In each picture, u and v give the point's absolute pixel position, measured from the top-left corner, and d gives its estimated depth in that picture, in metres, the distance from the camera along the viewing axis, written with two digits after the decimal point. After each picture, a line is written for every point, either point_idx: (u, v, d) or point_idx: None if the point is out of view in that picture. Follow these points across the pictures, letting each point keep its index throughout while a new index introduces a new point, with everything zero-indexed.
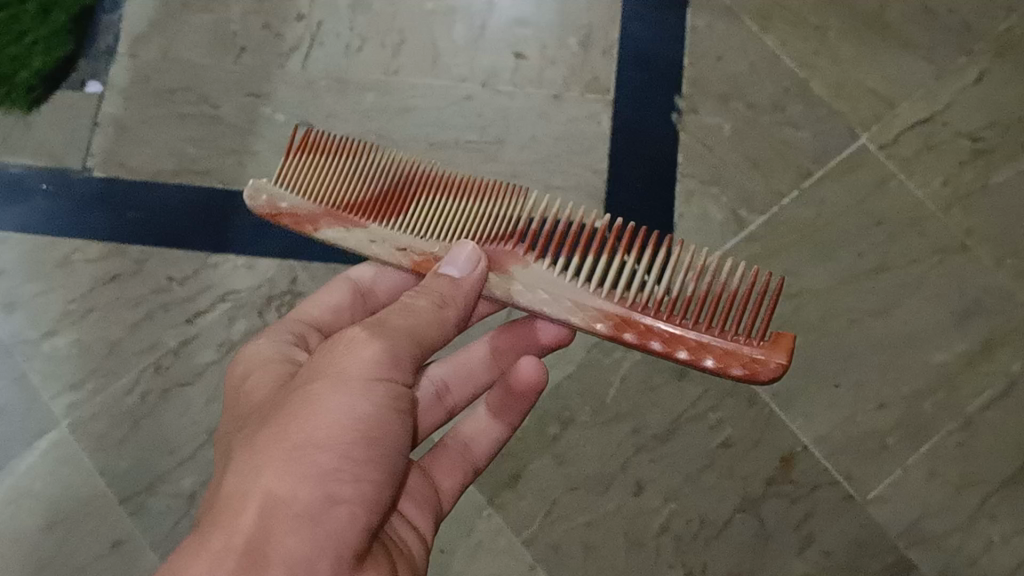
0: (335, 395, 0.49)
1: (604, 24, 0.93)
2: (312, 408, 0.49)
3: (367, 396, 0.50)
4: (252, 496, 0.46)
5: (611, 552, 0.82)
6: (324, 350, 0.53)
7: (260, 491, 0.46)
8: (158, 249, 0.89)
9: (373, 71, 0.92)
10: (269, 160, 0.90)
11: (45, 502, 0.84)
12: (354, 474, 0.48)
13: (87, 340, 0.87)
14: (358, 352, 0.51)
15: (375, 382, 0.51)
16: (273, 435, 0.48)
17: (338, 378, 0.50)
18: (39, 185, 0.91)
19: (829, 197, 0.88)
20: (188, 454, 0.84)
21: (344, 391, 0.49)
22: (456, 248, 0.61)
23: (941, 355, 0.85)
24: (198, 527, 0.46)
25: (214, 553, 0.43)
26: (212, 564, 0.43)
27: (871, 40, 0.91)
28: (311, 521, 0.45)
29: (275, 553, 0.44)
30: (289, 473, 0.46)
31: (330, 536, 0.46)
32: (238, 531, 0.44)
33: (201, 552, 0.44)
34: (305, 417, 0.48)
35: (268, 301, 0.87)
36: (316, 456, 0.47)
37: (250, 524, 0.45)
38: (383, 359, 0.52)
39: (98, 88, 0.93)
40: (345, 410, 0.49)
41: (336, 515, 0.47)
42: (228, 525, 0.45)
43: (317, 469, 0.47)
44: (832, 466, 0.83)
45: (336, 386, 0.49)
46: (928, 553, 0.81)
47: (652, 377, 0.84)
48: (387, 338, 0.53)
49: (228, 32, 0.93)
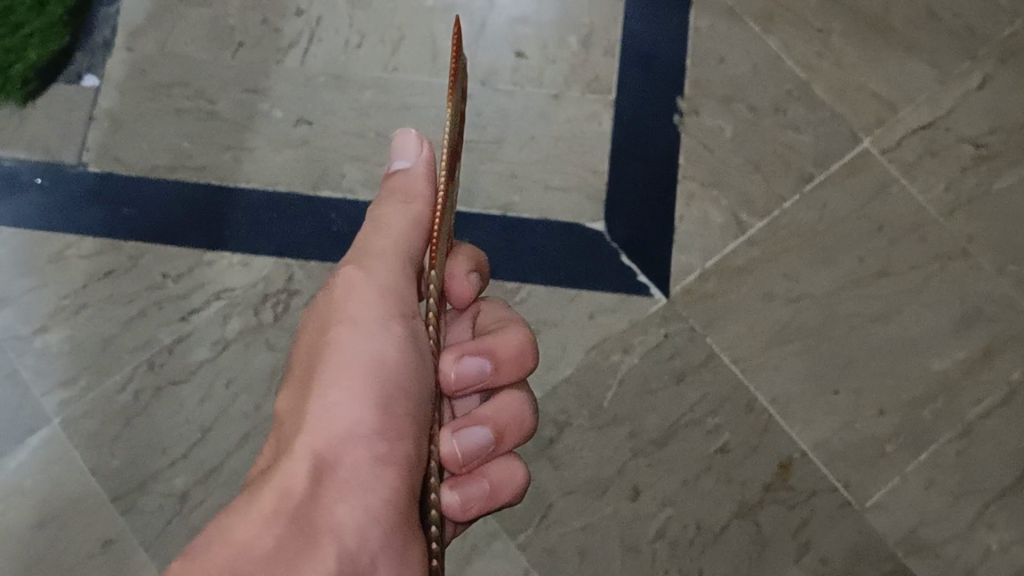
0: (356, 347, 0.52)
1: (605, 24, 0.92)
2: (337, 363, 0.52)
3: (383, 337, 0.53)
4: (300, 456, 0.47)
5: (606, 557, 0.81)
6: (327, 305, 0.56)
7: (307, 450, 0.47)
8: (152, 246, 0.88)
9: (373, 68, 0.91)
10: (265, 158, 0.90)
11: (34, 501, 0.83)
12: (391, 425, 0.50)
13: (80, 337, 0.86)
14: (363, 298, 0.54)
15: (386, 323, 0.53)
16: (308, 403, 0.50)
17: (353, 326, 0.53)
18: (33, 178, 0.89)
19: (830, 201, 0.87)
20: (181, 453, 0.84)
21: (362, 339, 0.53)
22: (399, 142, 0.60)
23: (941, 361, 0.84)
24: (245, 489, 0.46)
25: (267, 509, 0.44)
26: (264, 522, 0.43)
27: (874, 43, 0.91)
28: (363, 476, 0.47)
29: (332, 511, 0.45)
30: (330, 437, 0.48)
31: (382, 488, 0.47)
32: (289, 490, 0.45)
33: (251, 514, 0.44)
34: (335, 377, 0.51)
35: (264, 299, 0.86)
36: (352, 414, 0.50)
37: (303, 482, 0.45)
38: (383, 297, 0.54)
39: (94, 82, 0.91)
40: (367, 357, 0.52)
41: (387, 467, 0.48)
42: (280, 482, 0.45)
43: (358, 426, 0.49)
44: (830, 472, 0.82)
45: (356, 333, 0.53)
46: (926, 561, 0.80)
47: (651, 381, 0.84)
48: (379, 273, 0.55)
49: (225, 27, 0.92)
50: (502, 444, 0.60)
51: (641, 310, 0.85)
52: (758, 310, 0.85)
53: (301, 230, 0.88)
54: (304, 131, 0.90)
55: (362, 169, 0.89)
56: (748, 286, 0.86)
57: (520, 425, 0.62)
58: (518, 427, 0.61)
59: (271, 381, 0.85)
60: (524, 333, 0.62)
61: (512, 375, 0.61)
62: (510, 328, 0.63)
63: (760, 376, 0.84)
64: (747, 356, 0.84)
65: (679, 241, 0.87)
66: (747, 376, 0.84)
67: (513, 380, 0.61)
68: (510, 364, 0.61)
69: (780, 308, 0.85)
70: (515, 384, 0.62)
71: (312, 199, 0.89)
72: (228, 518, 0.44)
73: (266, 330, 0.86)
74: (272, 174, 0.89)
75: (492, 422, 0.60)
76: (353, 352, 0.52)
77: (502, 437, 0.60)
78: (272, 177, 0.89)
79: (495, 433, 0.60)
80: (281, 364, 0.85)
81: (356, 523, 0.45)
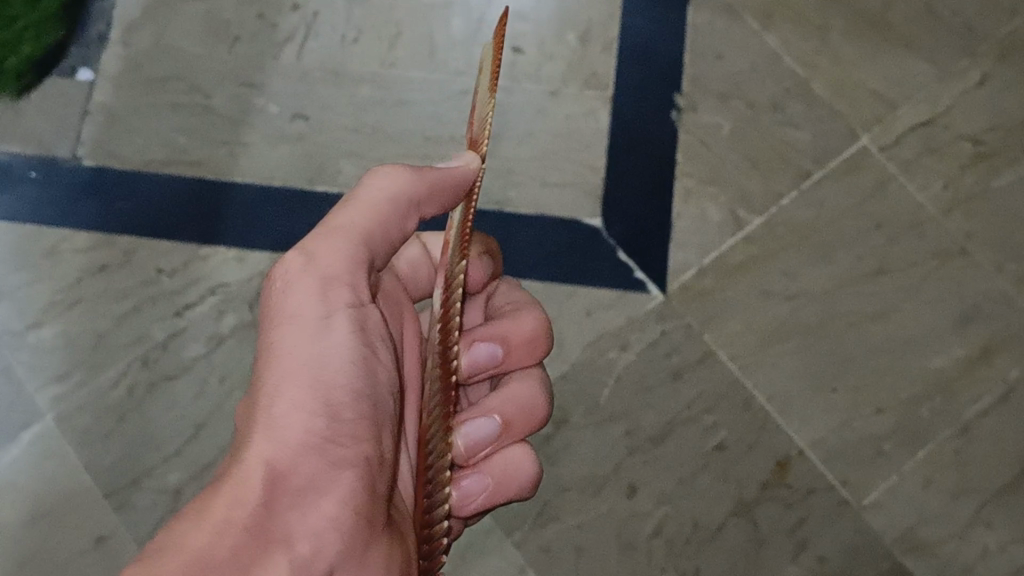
0: (298, 342, 0.48)
1: (603, 20, 0.92)
2: (283, 361, 0.47)
3: (330, 333, 0.48)
4: (250, 466, 0.43)
5: (603, 555, 0.80)
6: (266, 294, 0.50)
7: (257, 460, 0.43)
8: (147, 240, 0.87)
9: (369, 63, 0.91)
10: (262, 153, 0.89)
11: (26, 497, 0.82)
12: (344, 428, 0.46)
13: (74, 332, 0.85)
14: (306, 284, 0.49)
15: (336, 316, 0.49)
16: (253, 408, 0.46)
17: (301, 320, 0.48)
18: (27, 172, 0.89)
19: (829, 198, 0.87)
20: (175, 449, 0.83)
21: (307, 335, 0.48)
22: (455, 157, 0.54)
23: (939, 359, 0.84)
24: (193, 500, 0.42)
25: (219, 523, 0.40)
26: (218, 536, 0.40)
27: (873, 40, 0.90)
28: (318, 484, 0.44)
29: (288, 526, 0.42)
30: (279, 445, 0.44)
31: (338, 495, 0.44)
32: (242, 503, 0.41)
33: (201, 521, 0.40)
34: (280, 378, 0.46)
35: (259, 295, 0.86)
36: (302, 418, 0.45)
37: (256, 492, 0.42)
38: (328, 284, 0.49)
39: (90, 76, 0.91)
40: (316, 353, 0.47)
41: (341, 473, 0.45)
42: (230, 494, 0.42)
43: (308, 432, 0.45)
44: (828, 470, 0.82)
45: (301, 326, 0.48)
46: (923, 560, 0.80)
47: (648, 378, 0.83)
48: (328, 255, 0.49)
49: (222, 22, 0.92)
50: (512, 433, 0.58)
51: (638, 307, 0.85)
52: (756, 307, 0.85)
53: (296, 226, 0.87)
54: (300, 126, 0.90)
55: (358, 164, 0.89)
56: (745, 283, 0.85)
57: (532, 413, 0.59)
58: (530, 415, 0.59)
59: None
60: (538, 317, 0.62)
61: (525, 360, 0.60)
62: (524, 312, 0.62)
63: (757, 373, 0.84)
64: (744, 353, 0.84)
65: (676, 238, 0.87)
66: (744, 374, 0.83)
67: (527, 365, 0.61)
68: (522, 349, 0.61)
69: (778, 306, 0.85)
70: (529, 369, 0.61)
71: (308, 194, 0.88)
72: (178, 529, 0.40)
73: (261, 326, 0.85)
74: (268, 169, 0.89)
75: (500, 410, 0.58)
76: (295, 347, 0.47)
77: (511, 425, 0.58)
78: (267, 172, 0.89)
79: (503, 422, 0.58)
80: None
81: (313, 535, 0.43)
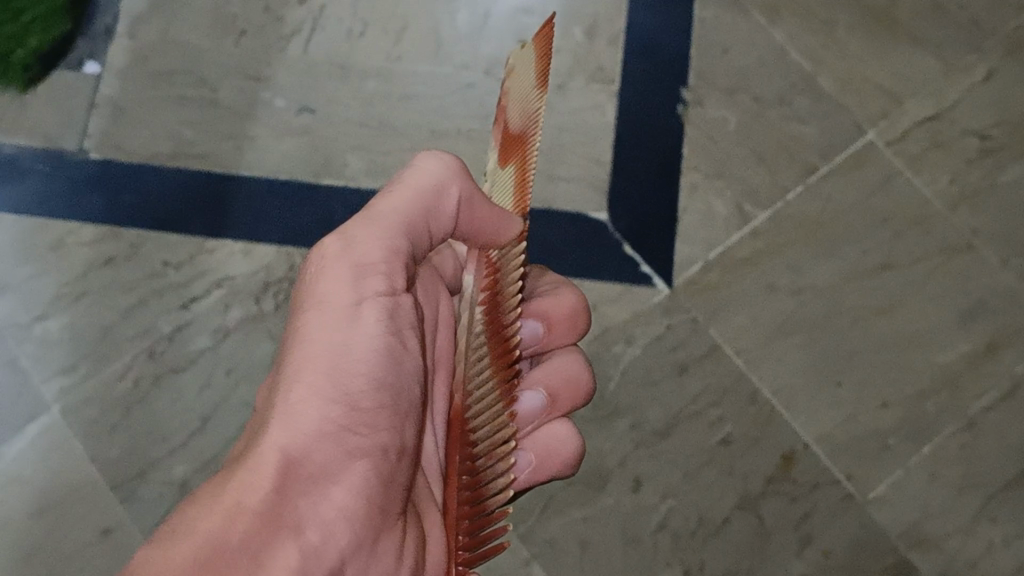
0: (325, 328, 0.48)
1: (609, 14, 0.92)
2: (308, 348, 0.47)
3: (358, 321, 0.48)
4: (266, 450, 0.43)
5: (608, 549, 0.80)
6: (301, 278, 0.51)
7: (274, 445, 0.44)
8: (153, 233, 0.88)
9: (375, 57, 0.91)
10: (267, 146, 0.89)
11: (33, 490, 0.82)
12: (365, 418, 0.47)
13: (80, 325, 0.85)
14: (338, 271, 0.49)
15: (364, 304, 0.49)
16: (275, 392, 0.46)
17: (330, 308, 0.48)
18: (35, 165, 0.89)
19: (835, 193, 0.87)
20: (181, 442, 0.83)
21: (336, 322, 0.48)
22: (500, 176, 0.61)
23: (944, 354, 0.84)
24: (210, 481, 0.43)
25: (230, 509, 0.40)
26: (228, 520, 0.40)
27: (880, 35, 0.90)
28: (331, 473, 0.44)
29: (301, 515, 0.42)
30: (297, 432, 0.44)
31: (351, 485, 0.45)
32: (254, 487, 0.42)
33: (212, 507, 0.41)
34: (303, 363, 0.47)
35: (265, 288, 0.86)
36: (322, 406, 0.45)
37: (270, 477, 0.42)
38: (360, 272, 0.49)
39: (96, 69, 0.91)
40: (343, 343, 0.48)
41: (356, 463, 0.45)
42: (245, 478, 0.42)
43: (327, 421, 0.45)
44: (833, 465, 0.82)
45: (329, 314, 0.48)
46: (928, 554, 0.80)
47: (653, 372, 0.83)
48: (363, 242, 0.50)
49: (228, 15, 0.92)
50: (558, 407, 0.64)
51: (643, 301, 0.85)
52: (761, 302, 0.85)
53: (301, 220, 0.87)
54: (306, 120, 0.90)
55: (364, 158, 0.89)
56: (750, 278, 0.85)
57: (576, 388, 0.65)
58: (574, 389, 0.65)
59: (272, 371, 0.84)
60: (578, 296, 0.67)
61: (565, 338, 0.66)
62: (562, 292, 0.67)
63: (763, 367, 0.84)
64: (750, 348, 0.84)
65: (681, 232, 0.87)
66: (749, 368, 0.83)
67: (567, 343, 0.66)
68: (563, 327, 0.66)
69: (783, 300, 0.85)
70: (569, 347, 0.66)
71: (314, 187, 0.88)
72: (189, 511, 0.40)
73: (268, 319, 0.85)
74: (274, 163, 0.89)
75: (545, 384, 0.64)
76: (322, 333, 0.48)
77: (557, 399, 0.64)
78: (273, 166, 0.89)
79: (548, 396, 0.64)
80: None
81: (324, 524, 0.43)
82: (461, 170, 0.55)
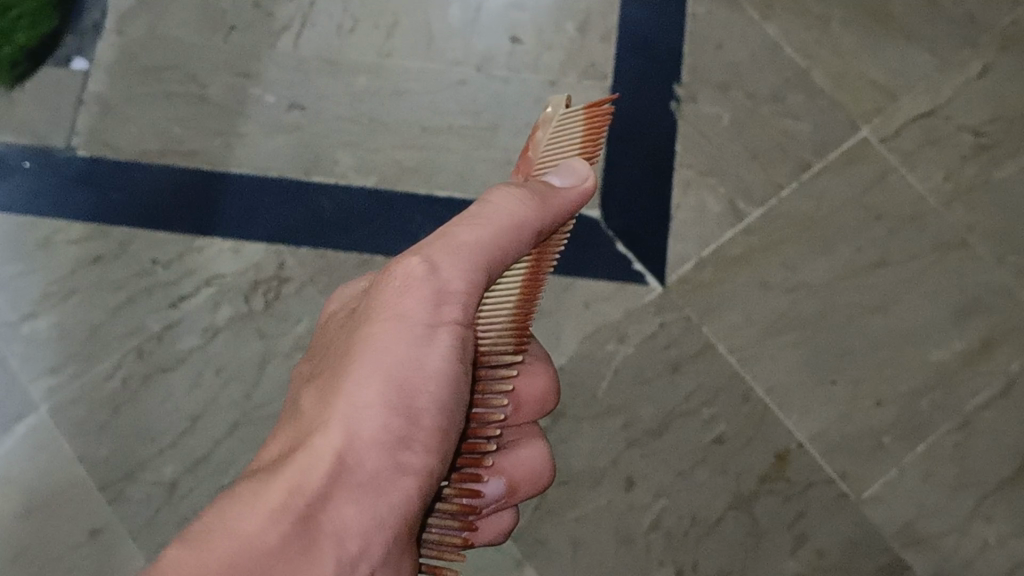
0: (395, 342, 0.46)
1: (602, 9, 0.91)
2: (373, 357, 0.46)
3: (432, 345, 0.47)
4: (320, 450, 0.43)
5: (600, 549, 0.80)
6: (379, 282, 0.49)
7: (327, 447, 0.43)
8: (141, 232, 0.87)
9: (366, 52, 0.90)
10: (257, 143, 0.89)
11: (19, 490, 0.81)
12: (422, 432, 0.46)
13: (68, 324, 0.85)
14: (419, 288, 0.47)
15: (438, 327, 0.47)
16: (334, 392, 0.46)
17: (403, 322, 0.47)
18: (21, 163, 0.88)
19: (829, 188, 0.86)
20: (170, 442, 0.83)
21: (408, 339, 0.46)
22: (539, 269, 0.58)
23: (939, 351, 0.83)
24: (257, 474, 0.43)
25: (273, 508, 0.41)
26: (268, 521, 0.40)
27: (874, 31, 0.90)
28: (378, 485, 0.44)
29: (339, 518, 0.42)
30: (350, 438, 0.44)
31: (393, 499, 0.44)
32: (300, 491, 0.42)
33: (254, 503, 0.41)
34: (366, 369, 0.45)
35: (255, 286, 0.85)
36: (383, 412, 0.45)
37: (319, 481, 0.42)
38: (440, 298, 0.48)
39: (84, 65, 0.90)
40: (410, 361, 0.46)
41: (402, 479, 0.44)
42: (295, 471, 0.42)
43: (379, 432, 0.44)
44: (827, 464, 0.81)
45: (401, 329, 0.47)
46: (923, 554, 0.80)
47: (645, 371, 0.83)
48: (447, 265, 0.49)
49: (218, 10, 0.91)
50: (514, 495, 0.59)
51: (636, 299, 0.84)
52: (754, 300, 0.84)
53: (290, 218, 0.87)
54: (295, 116, 0.89)
55: (355, 155, 0.88)
56: (744, 275, 0.85)
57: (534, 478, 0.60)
58: (534, 478, 0.60)
59: (262, 370, 0.84)
60: (550, 373, 0.62)
61: (529, 417, 0.61)
62: (535, 369, 0.61)
63: (756, 366, 0.83)
64: (744, 346, 0.83)
65: (676, 229, 0.86)
66: (744, 366, 0.83)
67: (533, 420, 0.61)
68: (530, 407, 0.60)
69: (777, 298, 0.84)
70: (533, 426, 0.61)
71: (304, 184, 0.88)
72: (229, 507, 0.41)
73: (257, 318, 0.85)
74: (263, 160, 0.88)
75: (509, 472, 0.58)
76: (393, 347, 0.46)
77: (516, 489, 0.59)
78: (263, 163, 0.88)
79: (509, 486, 0.58)
80: (273, 351, 0.84)
81: (360, 534, 0.42)
82: (532, 196, 0.52)
